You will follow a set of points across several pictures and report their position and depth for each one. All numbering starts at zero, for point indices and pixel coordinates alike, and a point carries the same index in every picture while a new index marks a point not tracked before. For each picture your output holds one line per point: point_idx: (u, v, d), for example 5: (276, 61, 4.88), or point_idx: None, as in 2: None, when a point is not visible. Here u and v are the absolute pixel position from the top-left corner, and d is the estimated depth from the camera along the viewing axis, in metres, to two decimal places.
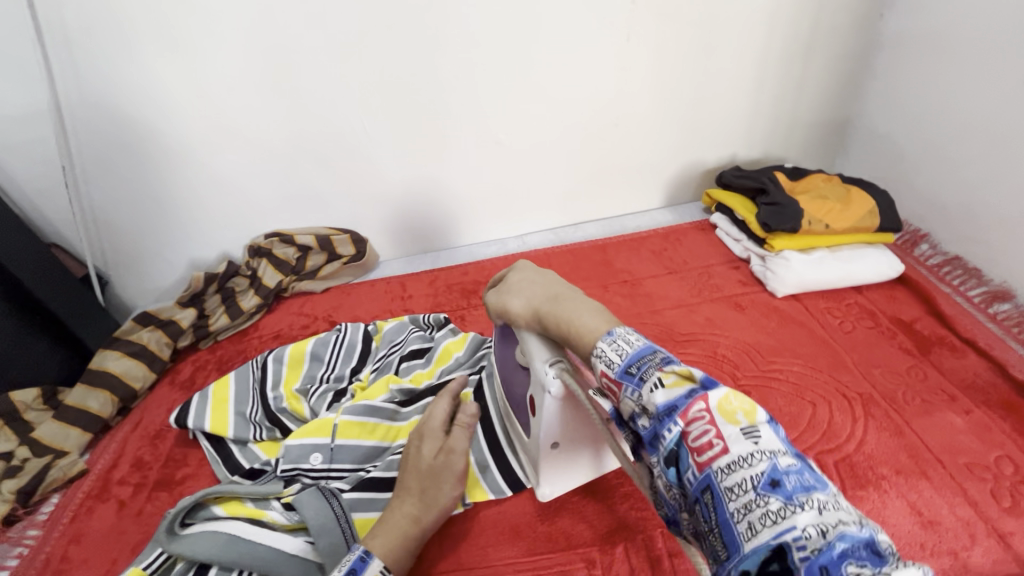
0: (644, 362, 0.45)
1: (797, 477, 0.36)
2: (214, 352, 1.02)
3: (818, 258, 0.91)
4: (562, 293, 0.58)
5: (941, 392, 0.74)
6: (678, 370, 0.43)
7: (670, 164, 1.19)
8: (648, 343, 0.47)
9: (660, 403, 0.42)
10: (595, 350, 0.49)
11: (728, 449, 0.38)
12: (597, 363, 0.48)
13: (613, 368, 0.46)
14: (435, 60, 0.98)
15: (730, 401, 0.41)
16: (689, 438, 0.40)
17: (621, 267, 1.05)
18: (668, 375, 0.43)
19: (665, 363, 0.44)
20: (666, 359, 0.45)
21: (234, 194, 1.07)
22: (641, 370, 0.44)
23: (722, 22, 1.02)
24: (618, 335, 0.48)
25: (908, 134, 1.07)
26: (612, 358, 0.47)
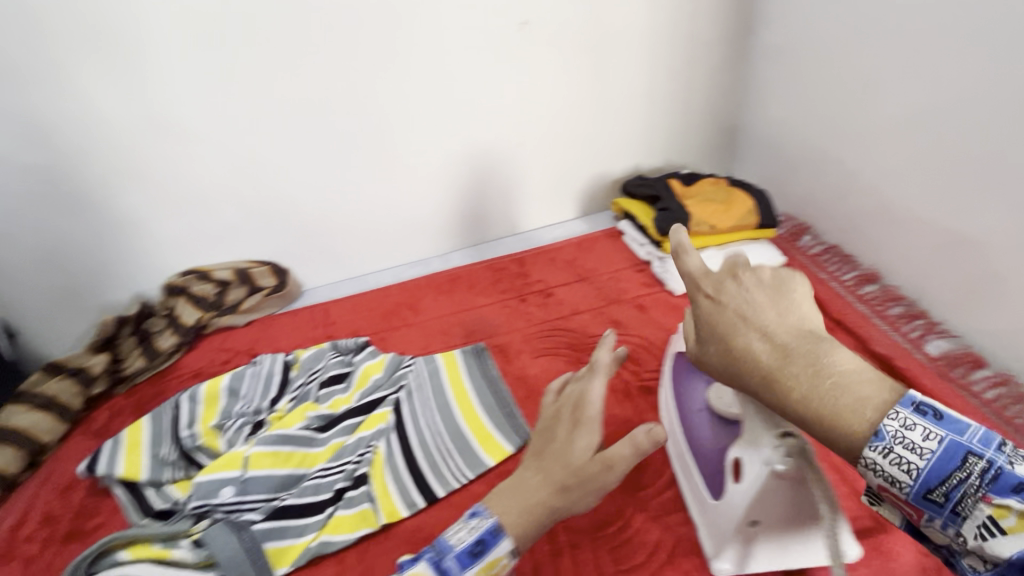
0: (953, 488, 0.42)
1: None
2: (131, 397, 1.00)
3: (708, 256, 0.98)
4: (828, 341, 0.48)
5: None
6: (1021, 513, 0.39)
7: (579, 177, 1.25)
8: (952, 450, 0.42)
9: (1012, 555, 0.40)
10: (867, 461, 0.44)
11: None
12: (872, 477, 0.44)
13: (904, 489, 0.43)
14: (336, 91, 1.01)
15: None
16: None
17: (536, 278, 1.10)
18: (1002, 510, 0.40)
19: (992, 493, 0.41)
20: (987, 473, 0.41)
21: (142, 233, 1.06)
22: (951, 500, 0.42)
23: (607, 43, 1.10)
24: (896, 438, 0.42)
25: (786, 136, 1.17)
26: (896, 476, 0.43)
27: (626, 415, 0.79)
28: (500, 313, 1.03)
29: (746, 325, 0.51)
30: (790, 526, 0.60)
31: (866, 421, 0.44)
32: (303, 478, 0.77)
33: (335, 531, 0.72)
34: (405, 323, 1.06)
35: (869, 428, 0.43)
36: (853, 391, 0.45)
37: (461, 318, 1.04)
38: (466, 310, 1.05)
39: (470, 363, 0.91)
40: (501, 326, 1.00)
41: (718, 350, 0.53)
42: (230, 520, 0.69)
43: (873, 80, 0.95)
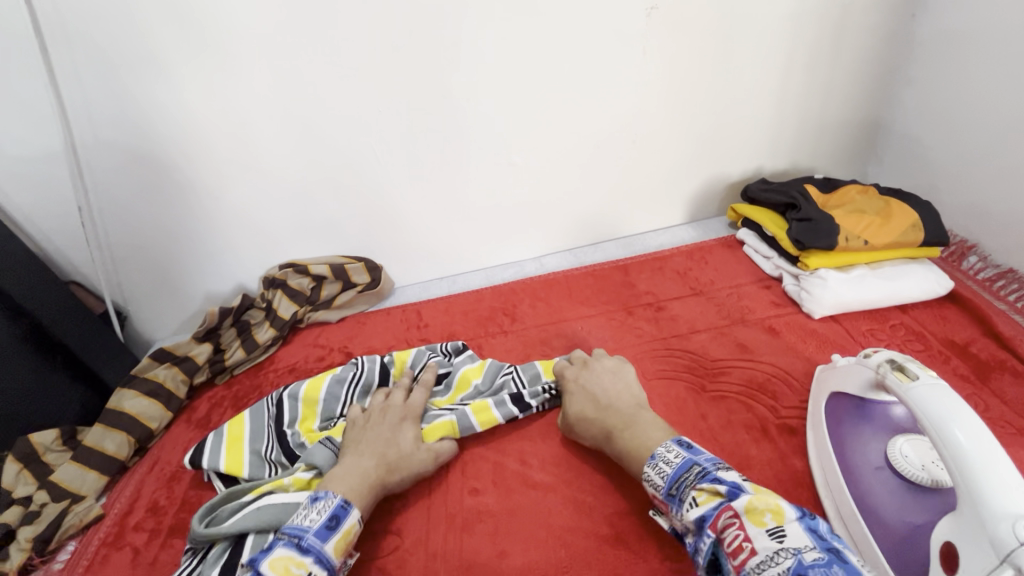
0: (680, 483, 0.56)
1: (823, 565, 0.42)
2: (230, 387, 1.01)
3: (858, 276, 0.85)
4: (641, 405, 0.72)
5: (1005, 424, 0.67)
6: (707, 487, 0.53)
7: (691, 179, 1.14)
8: (684, 462, 0.58)
9: (695, 517, 0.52)
10: (645, 476, 0.61)
11: (756, 550, 0.45)
12: (648, 486, 0.60)
13: (660, 491, 0.58)
14: (444, 83, 0.95)
15: (758, 505, 0.49)
16: (725, 545, 0.48)
17: (644, 289, 1.01)
18: (700, 493, 0.53)
19: (699, 482, 0.54)
20: (701, 474, 0.55)
21: (246, 226, 1.06)
22: (679, 490, 0.55)
23: (743, 30, 0.98)
24: (659, 457, 0.60)
25: (948, 137, 1.01)
26: (656, 481, 0.59)
27: (766, 458, 0.69)
28: (606, 326, 0.95)
29: (613, 387, 0.75)
30: None
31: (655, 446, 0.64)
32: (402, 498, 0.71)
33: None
34: (503, 330, 1.00)
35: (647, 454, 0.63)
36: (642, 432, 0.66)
37: (562, 328, 0.97)
38: (567, 320, 0.98)
39: None
40: (608, 341, 0.92)
41: (584, 404, 0.74)
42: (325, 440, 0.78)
43: None
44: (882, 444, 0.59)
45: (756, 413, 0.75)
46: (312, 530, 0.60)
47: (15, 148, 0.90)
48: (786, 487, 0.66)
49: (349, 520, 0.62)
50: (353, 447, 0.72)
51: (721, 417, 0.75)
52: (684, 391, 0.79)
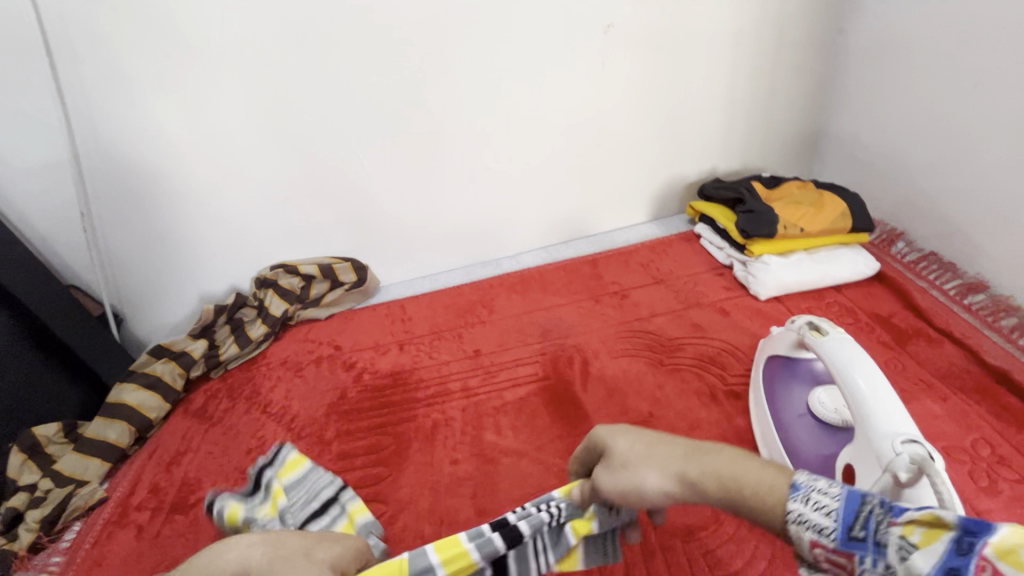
0: (864, 520, 0.37)
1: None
2: (224, 381, 1.06)
3: (796, 261, 0.95)
4: (691, 445, 0.48)
5: (919, 381, 0.76)
6: (922, 523, 0.35)
7: (652, 180, 1.24)
8: (852, 494, 0.39)
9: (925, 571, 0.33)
10: (791, 518, 0.40)
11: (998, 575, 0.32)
12: (801, 533, 0.40)
13: (830, 536, 0.38)
14: (421, 94, 1.04)
15: (1005, 537, 0.33)
16: None
17: (610, 280, 1.09)
18: (909, 529, 0.35)
19: (895, 515, 0.36)
20: (890, 504, 0.38)
21: (239, 230, 1.13)
22: (869, 531, 0.37)
23: (691, 45, 1.09)
24: (809, 488, 0.41)
25: (877, 138, 1.12)
26: (819, 524, 0.39)
27: (713, 419, 0.78)
28: (575, 313, 1.03)
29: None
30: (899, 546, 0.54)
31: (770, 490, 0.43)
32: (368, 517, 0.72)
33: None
34: (481, 320, 1.07)
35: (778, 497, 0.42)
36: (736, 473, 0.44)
37: (536, 317, 1.05)
38: (540, 309, 1.06)
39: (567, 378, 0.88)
40: (577, 326, 1.00)
41: (669, 449, 0.48)
42: None
43: (985, 79, 0.90)
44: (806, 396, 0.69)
45: (707, 381, 0.83)
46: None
47: (21, 158, 0.96)
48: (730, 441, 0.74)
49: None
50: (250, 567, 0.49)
51: (675, 386, 0.83)
52: (643, 366, 0.88)
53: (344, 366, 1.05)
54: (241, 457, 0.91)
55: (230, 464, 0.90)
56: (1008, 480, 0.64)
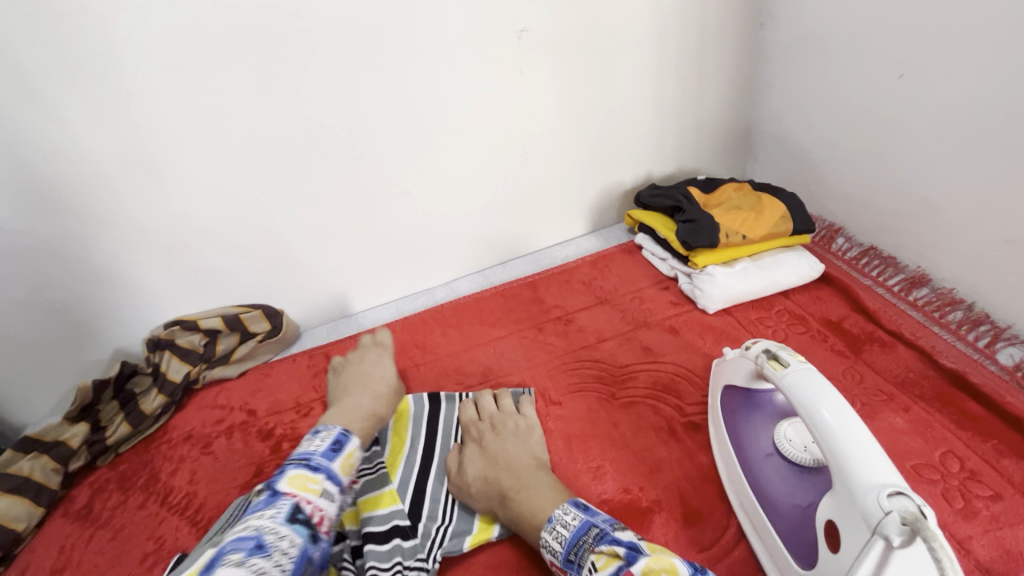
0: (579, 547, 0.53)
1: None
2: (116, 468, 0.90)
3: (740, 270, 0.90)
4: (513, 488, 0.65)
5: (878, 393, 0.72)
6: (607, 550, 0.50)
7: (587, 191, 1.18)
8: (583, 524, 0.55)
9: None
10: (541, 542, 0.58)
11: None
12: (545, 554, 0.57)
13: (559, 557, 0.55)
14: (322, 118, 0.92)
15: (653, 566, 0.46)
16: None
17: (553, 303, 1.01)
18: (599, 556, 0.50)
19: (598, 544, 0.51)
20: (599, 536, 0.53)
21: (118, 287, 0.96)
22: (577, 555, 0.53)
23: (614, 47, 1.02)
24: (556, 520, 0.58)
25: (809, 131, 1.10)
26: (554, 547, 0.56)
27: (675, 458, 0.71)
28: (518, 345, 0.94)
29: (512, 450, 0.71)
30: None
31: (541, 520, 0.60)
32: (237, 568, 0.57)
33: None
34: (415, 363, 0.96)
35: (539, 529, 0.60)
36: (529, 516, 0.61)
37: (476, 354, 0.95)
38: (480, 345, 0.96)
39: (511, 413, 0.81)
40: (521, 361, 0.91)
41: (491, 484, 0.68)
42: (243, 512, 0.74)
43: (910, 70, 0.88)
44: (771, 431, 0.62)
45: (663, 414, 0.76)
46: (319, 453, 0.60)
47: None
48: (696, 483, 0.68)
49: (351, 445, 0.63)
50: (350, 394, 0.78)
51: (631, 423, 0.76)
52: (595, 403, 0.80)
53: (260, 435, 0.91)
54: (134, 565, 0.76)
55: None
56: (982, 497, 0.60)
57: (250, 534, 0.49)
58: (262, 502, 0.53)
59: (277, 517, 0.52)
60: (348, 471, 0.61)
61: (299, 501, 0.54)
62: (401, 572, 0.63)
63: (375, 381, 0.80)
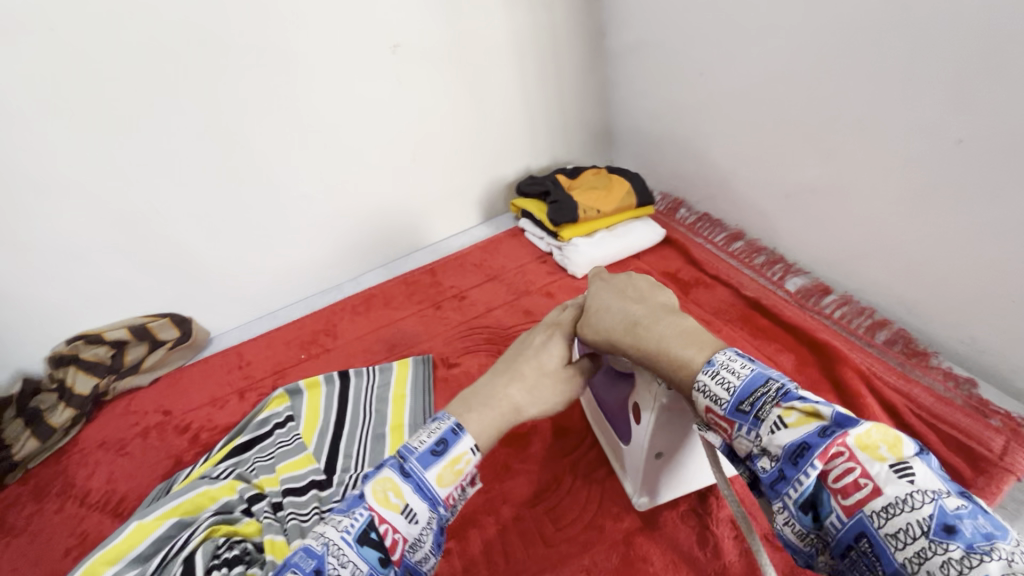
0: (757, 397, 0.45)
1: (974, 523, 0.36)
2: (26, 482, 0.91)
3: (598, 239, 1.08)
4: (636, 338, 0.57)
5: (700, 321, 0.91)
6: (800, 408, 0.43)
7: (476, 185, 1.32)
8: (760, 372, 0.46)
9: (788, 444, 0.43)
10: (696, 385, 0.49)
11: (880, 490, 0.39)
12: (700, 399, 0.49)
13: (722, 404, 0.47)
14: (212, 129, 0.99)
15: (872, 436, 0.41)
16: (830, 479, 0.41)
17: (449, 285, 1.14)
18: (790, 413, 0.44)
19: (784, 400, 0.44)
20: (783, 391, 0.45)
21: (15, 307, 0.98)
22: (755, 407, 0.45)
23: (478, 57, 1.17)
24: (719, 364, 0.48)
25: (644, 125, 1.30)
26: (716, 395, 0.47)
27: None
28: (419, 323, 1.06)
29: (503, 382, 0.62)
30: (679, 459, 0.66)
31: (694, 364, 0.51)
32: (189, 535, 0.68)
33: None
34: (326, 349, 1.06)
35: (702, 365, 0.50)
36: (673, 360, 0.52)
37: (382, 334, 1.06)
38: (386, 326, 1.07)
39: (418, 373, 0.95)
40: (422, 335, 1.03)
41: (500, 416, 0.58)
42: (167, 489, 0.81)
43: None
44: None
45: None
46: (417, 452, 0.53)
47: None
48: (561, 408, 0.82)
49: (458, 447, 0.53)
50: (507, 372, 0.63)
51: None
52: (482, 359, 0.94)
53: (178, 430, 0.95)
54: (56, 560, 0.79)
55: (42, 571, 0.78)
56: None
57: (320, 548, 0.48)
58: (344, 505, 0.51)
59: (349, 532, 0.48)
60: (449, 478, 0.52)
61: (374, 516, 0.49)
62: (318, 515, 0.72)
63: (528, 363, 0.63)
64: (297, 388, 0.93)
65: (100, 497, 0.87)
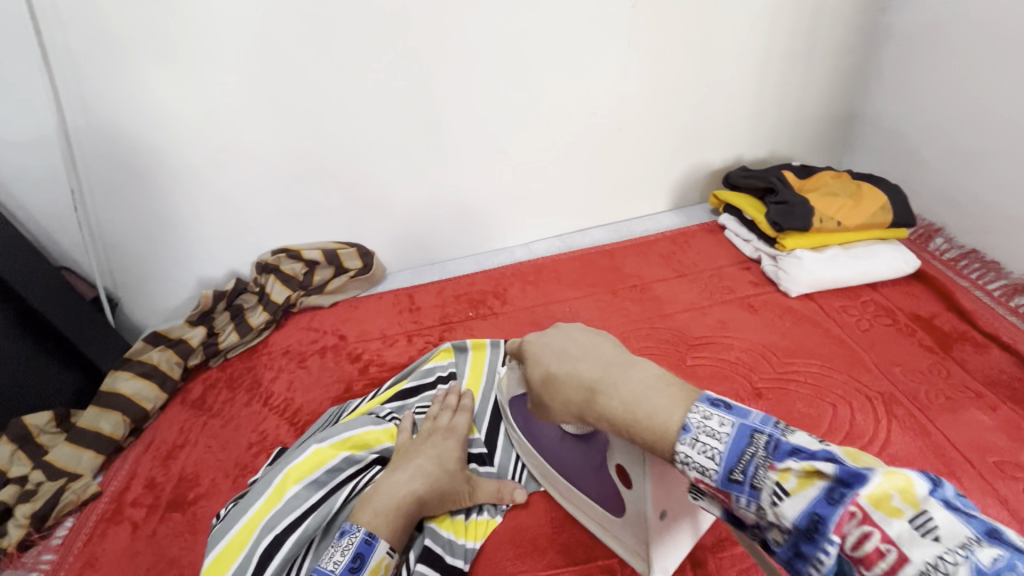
0: (746, 463, 0.42)
1: (1003, 561, 0.34)
2: (224, 370, 1.02)
3: (832, 256, 0.91)
4: (596, 388, 0.55)
5: (966, 389, 0.75)
6: (797, 471, 0.40)
7: (675, 167, 1.19)
8: (740, 431, 0.44)
9: (795, 516, 0.39)
10: (679, 458, 0.46)
11: (907, 555, 0.35)
12: (687, 471, 0.46)
13: (712, 475, 0.44)
14: (436, 70, 0.97)
15: (878, 490, 0.37)
16: (850, 548, 0.37)
17: (630, 272, 1.03)
18: (786, 476, 0.41)
19: (774, 461, 0.41)
20: (771, 447, 0.43)
21: (240, 214, 1.06)
22: (748, 475, 0.42)
23: (726, 22, 1.02)
24: (695, 429, 0.46)
25: (916, 127, 1.07)
26: (704, 465, 0.44)
27: None
28: (594, 307, 0.97)
29: (399, 478, 0.66)
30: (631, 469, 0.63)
31: (664, 428, 0.47)
32: (347, 475, 0.72)
33: (456, 532, 0.68)
34: (493, 312, 1.03)
35: (675, 426, 0.47)
36: (645, 410, 0.49)
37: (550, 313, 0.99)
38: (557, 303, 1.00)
39: None
40: (596, 321, 0.94)
41: (395, 508, 0.63)
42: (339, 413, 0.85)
43: None
44: None
45: (736, 383, 0.79)
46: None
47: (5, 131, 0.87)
48: None
49: (377, 555, 0.60)
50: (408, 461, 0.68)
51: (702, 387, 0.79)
52: (665, 364, 0.83)
53: (350, 357, 1.00)
54: (241, 451, 0.87)
55: (230, 458, 0.86)
56: None
57: None
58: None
59: None
60: None
61: None
62: None
63: (426, 457, 0.68)
64: (463, 345, 0.90)
65: (281, 401, 0.94)
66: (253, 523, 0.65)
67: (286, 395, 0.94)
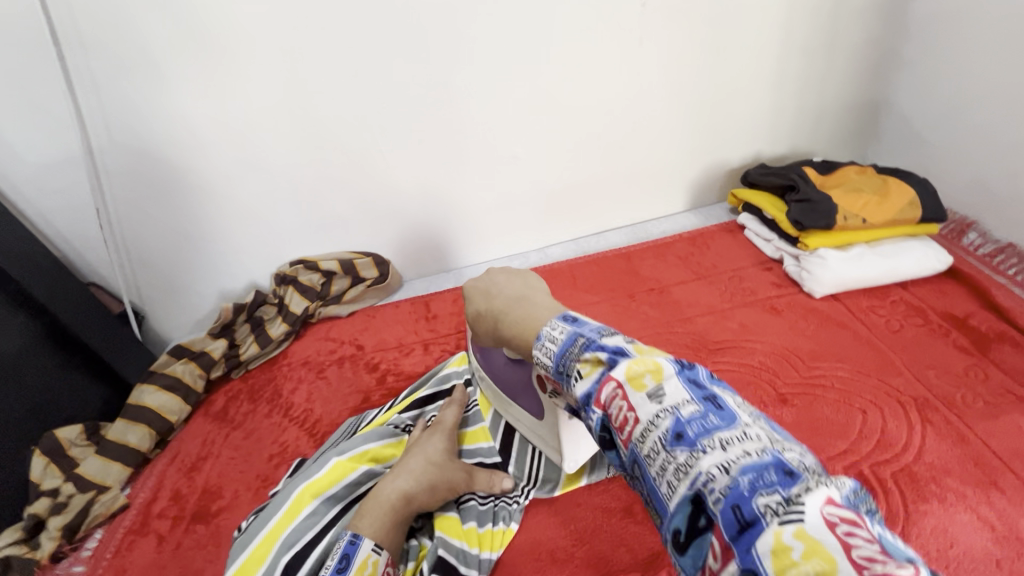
0: (567, 360, 0.48)
1: (699, 422, 0.40)
2: (246, 381, 1.03)
3: (857, 254, 0.88)
4: (538, 348, 0.56)
5: (1005, 393, 0.72)
6: (591, 356, 0.46)
7: (692, 166, 1.16)
8: (571, 336, 0.50)
9: (582, 392, 0.46)
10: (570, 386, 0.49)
11: (640, 417, 0.41)
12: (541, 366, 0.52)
13: (553, 367, 0.50)
14: (446, 78, 0.97)
15: (638, 369, 0.44)
16: (614, 421, 0.43)
17: (647, 275, 1.01)
18: (585, 364, 0.47)
19: (608, 370, 0.46)
20: (588, 344, 0.48)
21: (259, 228, 1.08)
22: (569, 368, 0.48)
23: (739, 17, 1.00)
24: (545, 338, 0.52)
25: (945, 117, 1.03)
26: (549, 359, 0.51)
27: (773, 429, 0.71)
28: (611, 312, 0.95)
29: (387, 480, 0.68)
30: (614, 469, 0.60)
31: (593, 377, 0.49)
32: (366, 489, 0.72)
33: (468, 541, 0.67)
34: None
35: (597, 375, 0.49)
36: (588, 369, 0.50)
37: None
38: (574, 307, 0.97)
39: None
40: (613, 327, 0.91)
41: (387, 509, 0.65)
42: (356, 423, 0.85)
43: None
44: None
45: (759, 388, 0.77)
46: None
47: (35, 155, 0.91)
48: None
49: (363, 555, 0.60)
50: (400, 464, 0.70)
51: None
52: None
53: (367, 367, 1.00)
54: (263, 463, 0.88)
55: (251, 470, 0.87)
56: None
57: None
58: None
59: None
60: None
61: None
62: (494, 502, 0.72)
63: (415, 456, 0.70)
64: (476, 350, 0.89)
65: (301, 412, 0.94)
66: (274, 535, 0.66)
67: (305, 406, 0.95)
